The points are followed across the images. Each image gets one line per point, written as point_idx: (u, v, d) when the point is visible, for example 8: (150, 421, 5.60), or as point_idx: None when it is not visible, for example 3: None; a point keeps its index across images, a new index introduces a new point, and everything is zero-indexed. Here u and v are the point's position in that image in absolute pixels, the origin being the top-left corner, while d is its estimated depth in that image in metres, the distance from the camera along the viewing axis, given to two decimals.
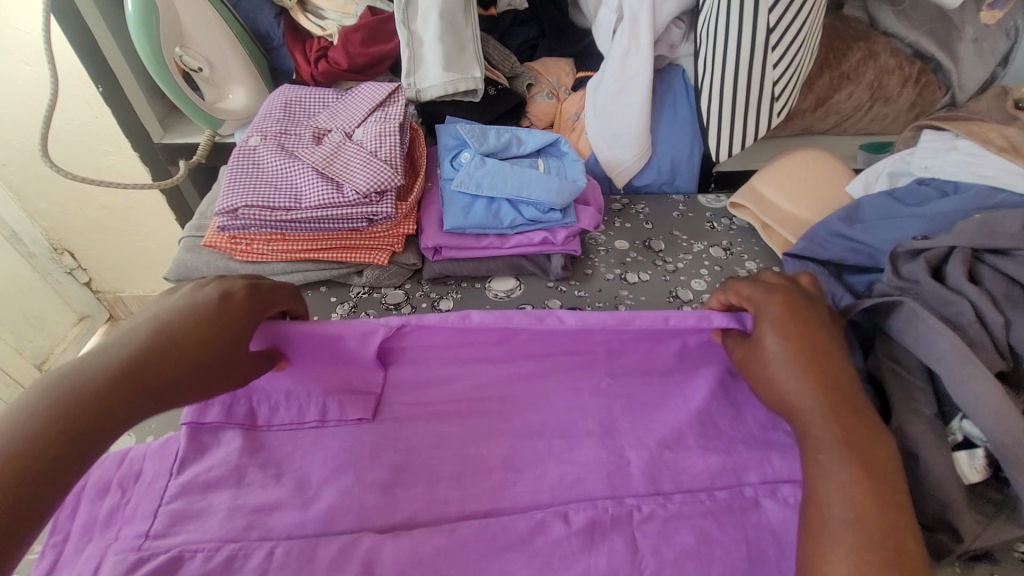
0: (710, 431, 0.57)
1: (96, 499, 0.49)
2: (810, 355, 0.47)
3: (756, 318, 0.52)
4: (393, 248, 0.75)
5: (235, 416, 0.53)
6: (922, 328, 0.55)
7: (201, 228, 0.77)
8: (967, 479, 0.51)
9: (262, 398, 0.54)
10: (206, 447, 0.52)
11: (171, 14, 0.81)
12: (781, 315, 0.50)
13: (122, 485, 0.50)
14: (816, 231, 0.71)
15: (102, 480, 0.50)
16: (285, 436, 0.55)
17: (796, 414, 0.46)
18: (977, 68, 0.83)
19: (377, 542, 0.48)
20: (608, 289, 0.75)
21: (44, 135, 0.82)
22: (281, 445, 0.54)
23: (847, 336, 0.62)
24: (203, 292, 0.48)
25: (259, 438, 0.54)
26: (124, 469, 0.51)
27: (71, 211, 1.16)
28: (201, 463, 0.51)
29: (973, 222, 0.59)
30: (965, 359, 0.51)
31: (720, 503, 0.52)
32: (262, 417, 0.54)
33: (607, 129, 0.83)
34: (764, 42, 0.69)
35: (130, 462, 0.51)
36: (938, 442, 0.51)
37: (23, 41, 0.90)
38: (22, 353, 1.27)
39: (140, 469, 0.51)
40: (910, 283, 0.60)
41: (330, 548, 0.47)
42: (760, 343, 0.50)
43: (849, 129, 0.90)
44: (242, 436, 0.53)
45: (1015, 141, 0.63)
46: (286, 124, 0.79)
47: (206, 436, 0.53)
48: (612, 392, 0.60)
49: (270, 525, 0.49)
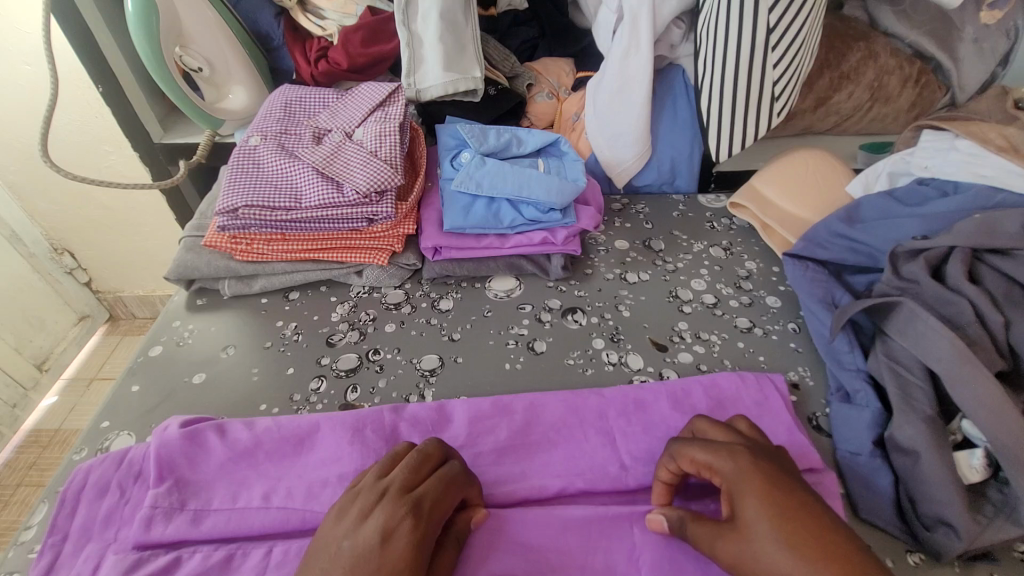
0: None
1: (97, 499, 0.51)
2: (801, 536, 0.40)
3: (729, 496, 0.44)
4: (393, 248, 0.75)
5: (224, 445, 0.54)
6: (922, 330, 0.55)
7: (201, 228, 0.77)
8: (968, 480, 0.51)
9: (264, 440, 0.55)
10: (195, 454, 0.53)
11: (172, 14, 0.81)
12: (761, 487, 0.43)
13: (122, 485, 0.52)
14: (816, 231, 0.70)
15: (103, 482, 0.52)
16: (286, 441, 0.55)
17: None
18: (977, 68, 0.83)
19: None
20: (608, 288, 0.75)
21: (45, 134, 0.82)
22: (280, 447, 0.54)
23: (847, 336, 0.62)
24: (389, 509, 0.43)
25: (248, 455, 0.54)
26: (125, 469, 0.53)
27: (70, 211, 1.16)
28: (190, 468, 0.53)
29: (973, 222, 0.58)
30: (964, 360, 0.51)
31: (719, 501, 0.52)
32: (258, 424, 0.56)
33: (607, 130, 0.83)
34: (764, 42, 0.69)
35: (131, 462, 0.53)
36: (939, 442, 0.51)
37: (24, 42, 0.90)
38: (22, 353, 1.26)
39: (139, 469, 0.53)
40: (911, 283, 0.59)
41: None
42: (749, 523, 0.41)
43: (849, 129, 0.90)
44: (228, 459, 0.53)
45: (1015, 141, 0.63)
46: (286, 124, 0.79)
47: (195, 445, 0.54)
48: (610, 392, 0.60)
49: (268, 523, 0.50)
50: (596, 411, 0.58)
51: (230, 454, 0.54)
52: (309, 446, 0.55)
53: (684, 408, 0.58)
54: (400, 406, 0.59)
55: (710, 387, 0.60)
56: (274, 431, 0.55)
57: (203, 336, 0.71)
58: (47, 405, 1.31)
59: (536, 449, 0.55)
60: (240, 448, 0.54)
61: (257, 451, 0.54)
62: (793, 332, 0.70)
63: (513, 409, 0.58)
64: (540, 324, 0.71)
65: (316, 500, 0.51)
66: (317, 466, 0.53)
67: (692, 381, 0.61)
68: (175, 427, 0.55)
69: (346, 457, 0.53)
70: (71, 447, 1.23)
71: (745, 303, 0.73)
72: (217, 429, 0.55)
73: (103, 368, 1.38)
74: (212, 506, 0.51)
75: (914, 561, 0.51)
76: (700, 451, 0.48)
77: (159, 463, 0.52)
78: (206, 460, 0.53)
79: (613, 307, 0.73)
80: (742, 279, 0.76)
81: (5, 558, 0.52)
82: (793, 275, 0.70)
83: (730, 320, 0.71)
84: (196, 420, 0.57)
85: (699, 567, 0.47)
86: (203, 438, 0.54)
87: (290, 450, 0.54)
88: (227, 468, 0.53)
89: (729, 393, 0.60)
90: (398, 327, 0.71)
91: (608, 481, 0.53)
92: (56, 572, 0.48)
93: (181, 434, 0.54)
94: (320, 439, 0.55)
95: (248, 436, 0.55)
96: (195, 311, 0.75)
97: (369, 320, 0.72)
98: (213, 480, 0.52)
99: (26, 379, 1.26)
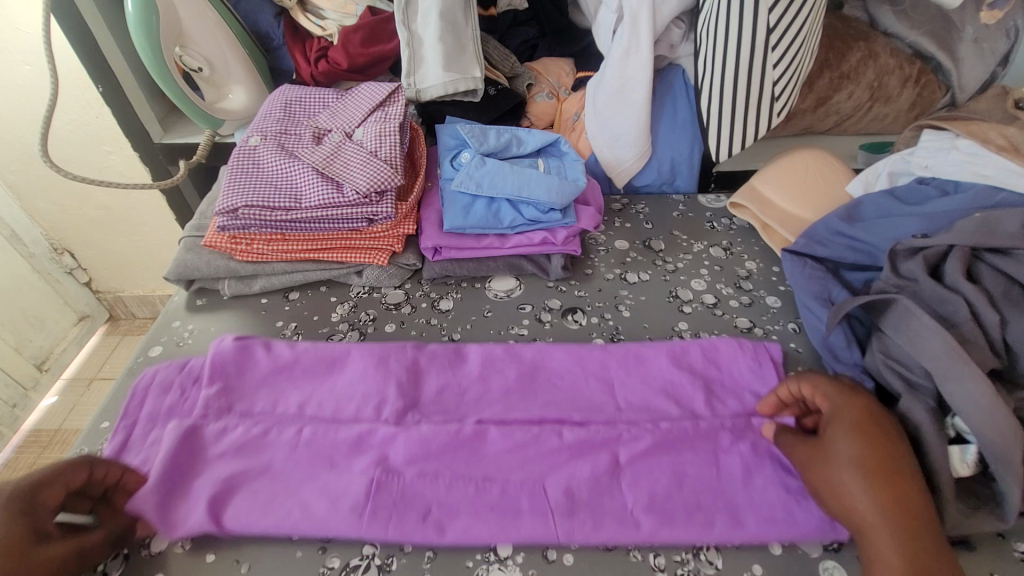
0: (705, 389, 0.61)
1: (163, 396, 0.61)
2: (880, 467, 0.48)
3: (829, 423, 0.52)
4: (393, 248, 0.74)
5: (268, 360, 0.63)
6: (919, 329, 0.55)
7: (201, 228, 0.77)
8: (958, 473, 0.51)
9: (303, 360, 0.63)
10: (242, 363, 0.62)
11: (172, 14, 0.81)
12: (861, 422, 0.51)
13: (183, 386, 0.62)
14: (816, 229, 0.70)
15: (169, 380, 0.62)
16: (321, 365, 0.63)
17: (867, 521, 0.46)
18: (978, 68, 0.82)
19: (389, 436, 0.56)
20: (609, 289, 0.75)
21: (44, 134, 0.82)
22: (314, 367, 0.63)
23: (842, 332, 0.62)
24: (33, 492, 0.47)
25: (287, 367, 0.63)
26: (185, 374, 0.62)
27: (70, 211, 1.16)
28: (239, 376, 0.62)
29: (973, 220, 0.58)
30: (957, 357, 0.51)
31: (701, 444, 0.56)
32: (299, 345, 0.65)
33: (607, 130, 0.83)
34: (764, 42, 0.69)
35: (190, 369, 0.63)
36: (935, 438, 0.51)
37: (24, 41, 0.90)
38: (22, 353, 1.26)
39: (197, 375, 0.62)
40: (909, 282, 0.59)
41: (349, 434, 0.57)
42: (836, 444, 0.50)
43: (849, 129, 0.90)
44: (272, 368, 0.62)
45: (1015, 141, 0.63)
46: (286, 124, 0.79)
47: (243, 355, 0.63)
48: (615, 347, 0.65)
49: (294, 435, 0.57)
50: (597, 362, 0.63)
51: (273, 365, 0.62)
52: (341, 366, 0.63)
53: (682, 365, 0.63)
54: (421, 346, 0.65)
55: (713, 344, 0.64)
56: (309, 352, 0.64)
57: (203, 336, 0.71)
58: (47, 405, 1.30)
59: (534, 450, 0.55)
60: (282, 362, 0.63)
61: (295, 370, 0.62)
62: (793, 332, 0.70)
63: (522, 355, 0.64)
64: (540, 324, 0.71)
65: (344, 414, 0.59)
66: (345, 385, 0.61)
67: (701, 341, 0.65)
68: (226, 339, 0.64)
69: (371, 381, 0.61)
70: (71, 448, 1.22)
71: (745, 303, 0.73)
72: (265, 346, 0.64)
73: (103, 368, 1.38)
74: (255, 410, 0.59)
75: None
76: (819, 382, 0.56)
77: (215, 369, 0.61)
78: (253, 369, 0.62)
79: (613, 307, 0.73)
80: (742, 279, 0.76)
81: None
82: (791, 272, 0.69)
83: (730, 320, 0.71)
84: (245, 335, 0.67)
85: (672, 488, 0.53)
86: (249, 353, 0.63)
87: (324, 377, 0.62)
88: (271, 378, 0.62)
89: (726, 354, 0.64)
90: (398, 327, 0.71)
91: (604, 421, 0.58)
92: (128, 448, 0.57)
93: (233, 344, 0.64)
94: (352, 363, 0.63)
95: (291, 355, 0.63)
96: (195, 311, 0.75)
97: (369, 320, 0.72)
98: (256, 387, 0.61)
99: (25, 379, 1.26)
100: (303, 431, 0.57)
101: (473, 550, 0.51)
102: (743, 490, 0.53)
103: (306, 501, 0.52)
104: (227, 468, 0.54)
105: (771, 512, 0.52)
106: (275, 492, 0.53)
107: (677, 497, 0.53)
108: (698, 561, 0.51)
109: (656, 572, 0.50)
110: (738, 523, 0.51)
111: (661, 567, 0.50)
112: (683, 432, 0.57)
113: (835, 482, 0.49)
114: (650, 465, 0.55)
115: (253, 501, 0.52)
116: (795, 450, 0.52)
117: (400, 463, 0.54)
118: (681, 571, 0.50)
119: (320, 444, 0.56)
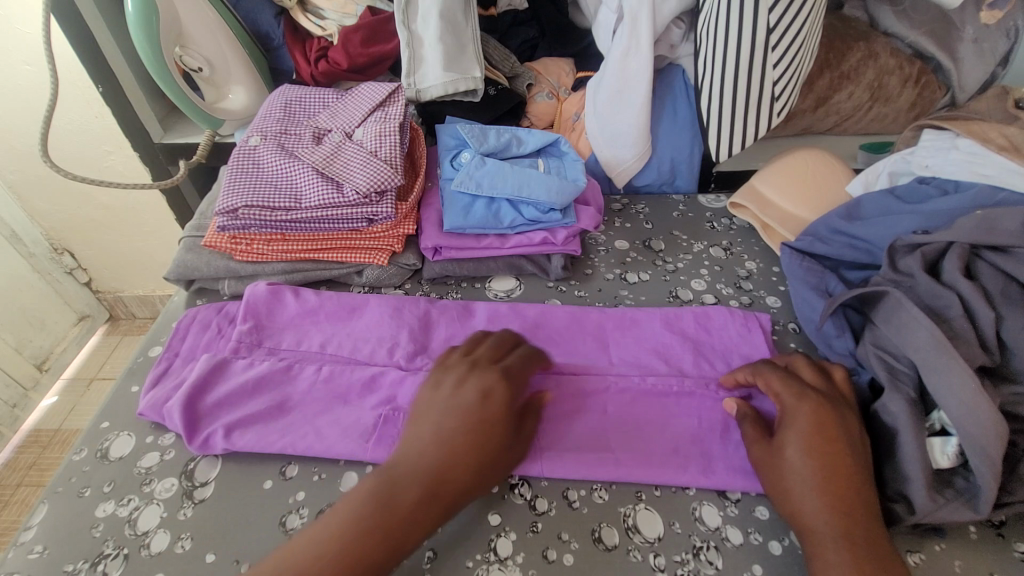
0: (694, 350, 0.65)
1: (200, 334, 0.68)
2: (825, 470, 0.49)
3: (781, 424, 0.53)
4: (393, 248, 0.74)
5: (297, 302, 0.69)
6: (906, 319, 0.55)
7: (201, 228, 0.77)
8: (936, 464, 0.52)
9: (330, 301, 0.69)
10: (272, 305, 0.68)
11: (171, 14, 0.81)
12: (808, 424, 0.51)
13: (220, 326, 0.68)
14: (816, 228, 0.71)
15: (207, 319, 0.69)
16: (344, 312, 0.69)
17: (807, 518, 0.48)
18: (977, 68, 0.83)
19: (403, 380, 0.61)
20: (608, 289, 0.75)
21: (44, 134, 0.82)
22: (339, 312, 0.69)
23: (835, 321, 0.64)
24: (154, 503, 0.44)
25: (313, 310, 0.69)
26: (222, 316, 0.69)
27: (69, 211, 1.16)
28: (271, 314, 0.68)
29: (973, 218, 0.58)
30: (942, 350, 0.51)
31: (691, 399, 0.60)
32: (325, 293, 0.71)
33: (607, 129, 0.83)
34: (764, 42, 0.69)
35: (226, 313, 0.70)
36: (916, 425, 0.52)
37: (24, 41, 0.90)
38: (22, 353, 1.26)
39: (232, 316, 0.69)
40: (906, 276, 0.60)
41: (365, 380, 0.62)
42: (785, 448, 0.51)
43: (849, 129, 0.90)
44: (299, 308, 0.68)
45: (1015, 140, 0.63)
46: (286, 124, 0.79)
47: (271, 299, 0.69)
48: (611, 311, 0.70)
49: (315, 380, 0.62)
50: (595, 322, 0.68)
51: (304, 307, 0.69)
52: (357, 311, 0.69)
53: (674, 329, 0.67)
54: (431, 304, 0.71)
55: (709, 312, 0.69)
56: (335, 299, 0.70)
57: None
58: (47, 405, 1.30)
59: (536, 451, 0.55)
60: (310, 307, 0.69)
61: (320, 310, 0.69)
62: (793, 332, 0.70)
63: (526, 314, 0.69)
64: None
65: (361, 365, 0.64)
66: (362, 333, 0.66)
67: (695, 309, 0.69)
68: (257, 283, 0.71)
69: (388, 328, 0.66)
70: (70, 447, 1.22)
71: (745, 304, 0.73)
72: (293, 291, 0.70)
73: (103, 369, 1.38)
74: (283, 347, 0.65)
75: (915, 561, 0.51)
76: (774, 379, 0.56)
77: (247, 309, 0.67)
78: (282, 311, 0.68)
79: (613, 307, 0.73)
80: (742, 279, 0.76)
81: (6, 558, 0.53)
82: (787, 266, 0.70)
83: None
84: (277, 283, 0.72)
85: (662, 433, 0.58)
86: (280, 297, 0.69)
87: (344, 325, 0.67)
88: (299, 319, 0.68)
89: (716, 320, 0.68)
90: None
91: (600, 374, 0.63)
92: (168, 374, 0.64)
93: (263, 288, 0.69)
94: (371, 312, 0.69)
95: (319, 303, 0.69)
96: None
97: None
98: (283, 328, 0.67)
99: (26, 379, 1.26)
100: (323, 368, 0.62)
101: (474, 549, 0.51)
102: (719, 442, 0.58)
103: (325, 429, 0.57)
104: (254, 406, 0.59)
105: (745, 472, 0.55)
106: (299, 423, 0.58)
107: (665, 445, 0.57)
108: (698, 561, 0.51)
109: (656, 572, 0.50)
110: (711, 470, 0.55)
111: (662, 567, 0.50)
112: (671, 386, 0.61)
113: (784, 485, 0.50)
114: (643, 414, 0.59)
115: (277, 440, 0.57)
116: (748, 434, 0.55)
117: (411, 406, 0.59)
118: (681, 572, 0.50)
119: (339, 388, 0.61)
